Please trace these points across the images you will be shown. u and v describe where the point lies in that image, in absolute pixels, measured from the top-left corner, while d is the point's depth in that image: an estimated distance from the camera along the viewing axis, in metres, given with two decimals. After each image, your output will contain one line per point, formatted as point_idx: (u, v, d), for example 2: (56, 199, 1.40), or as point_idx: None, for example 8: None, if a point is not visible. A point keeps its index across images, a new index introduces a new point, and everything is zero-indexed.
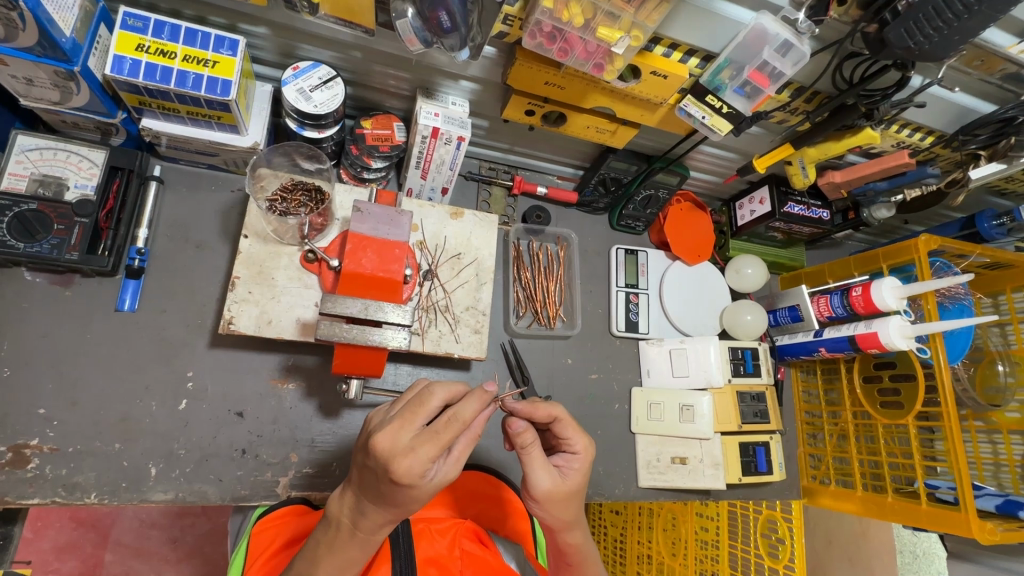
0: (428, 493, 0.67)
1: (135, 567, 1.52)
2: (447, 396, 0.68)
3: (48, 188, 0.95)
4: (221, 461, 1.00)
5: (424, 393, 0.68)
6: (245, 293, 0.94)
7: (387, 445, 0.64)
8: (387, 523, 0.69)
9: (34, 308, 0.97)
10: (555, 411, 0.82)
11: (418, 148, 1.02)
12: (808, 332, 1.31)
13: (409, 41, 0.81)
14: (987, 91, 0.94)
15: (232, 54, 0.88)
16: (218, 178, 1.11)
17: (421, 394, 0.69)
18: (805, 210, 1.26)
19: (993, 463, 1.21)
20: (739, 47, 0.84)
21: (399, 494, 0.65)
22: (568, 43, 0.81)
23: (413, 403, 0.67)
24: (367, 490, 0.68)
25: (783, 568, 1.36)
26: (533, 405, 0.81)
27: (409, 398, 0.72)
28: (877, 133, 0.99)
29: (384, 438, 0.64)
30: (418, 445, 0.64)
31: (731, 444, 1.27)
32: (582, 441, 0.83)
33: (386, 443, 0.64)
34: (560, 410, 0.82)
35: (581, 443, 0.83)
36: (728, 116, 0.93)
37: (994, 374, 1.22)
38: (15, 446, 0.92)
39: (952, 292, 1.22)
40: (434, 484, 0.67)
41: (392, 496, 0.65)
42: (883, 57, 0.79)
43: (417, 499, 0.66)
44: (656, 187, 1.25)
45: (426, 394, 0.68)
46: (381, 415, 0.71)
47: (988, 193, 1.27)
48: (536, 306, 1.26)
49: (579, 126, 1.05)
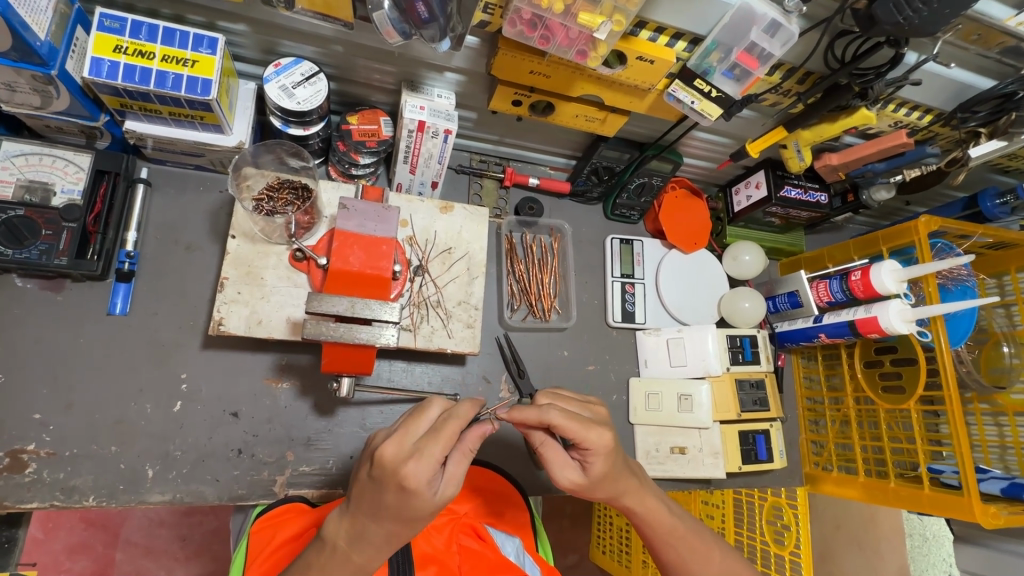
0: (432, 510, 0.68)
1: (145, 565, 1.55)
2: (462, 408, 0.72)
3: (35, 193, 0.94)
4: (217, 461, 1.00)
5: (450, 426, 0.69)
6: (234, 294, 0.93)
7: (423, 476, 0.66)
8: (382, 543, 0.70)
9: (26, 314, 0.98)
10: (548, 417, 0.76)
11: (404, 142, 1.01)
12: (808, 317, 1.29)
13: (387, 34, 0.79)
14: (985, 66, 0.92)
15: (212, 52, 0.87)
16: (206, 178, 1.11)
17: (445, 424, 0.69)
18: (802, 194, 1.24)
19: (999, 446, 1.19)
20: (726, 29, 0.82)
21: (406, 505, 0.67)
22: (549, 30, 0.79)
23: (435, 430, 0.69)
24: (372, 511, 0.69)
25: (789, 554, 1.34)
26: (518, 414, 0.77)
27: (419, 423, 0.70)
28: (873, 112, 0.97)
29: (389, 446, 0.68)
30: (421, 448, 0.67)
31: (730, 432, 1.26)
32: (599, 436, 0.76)
33: (425, 480, 0.66)
34: (565, 415, 0.75)
35: (598, 436, 0.77)
36: (718, 100, 0.91)
37: (999, 355, 1.21)
38: (13, 451, 0.93)
39: (955, 273, 1.19)
40: (443, 497, 0.68)
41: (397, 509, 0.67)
42: (874, 34, 0.75)
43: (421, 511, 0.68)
44: (649, 174, 1.23)
45: (452, 417, 0.70)
46: (391, 445, 0.67)
47: (991, 171, 1.23)
48: (531, 298, 1.26)
49: (568, 115, 1.03)
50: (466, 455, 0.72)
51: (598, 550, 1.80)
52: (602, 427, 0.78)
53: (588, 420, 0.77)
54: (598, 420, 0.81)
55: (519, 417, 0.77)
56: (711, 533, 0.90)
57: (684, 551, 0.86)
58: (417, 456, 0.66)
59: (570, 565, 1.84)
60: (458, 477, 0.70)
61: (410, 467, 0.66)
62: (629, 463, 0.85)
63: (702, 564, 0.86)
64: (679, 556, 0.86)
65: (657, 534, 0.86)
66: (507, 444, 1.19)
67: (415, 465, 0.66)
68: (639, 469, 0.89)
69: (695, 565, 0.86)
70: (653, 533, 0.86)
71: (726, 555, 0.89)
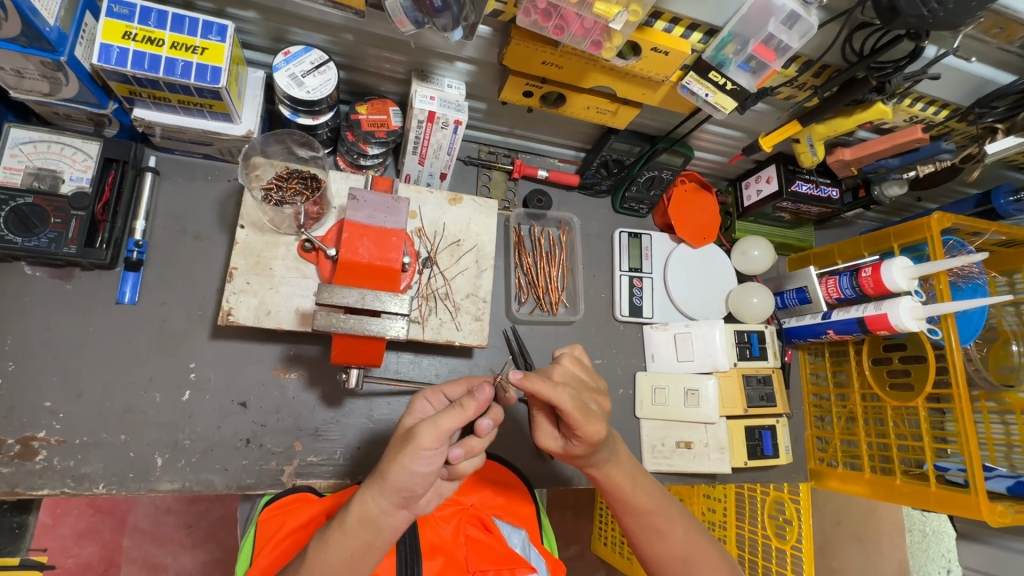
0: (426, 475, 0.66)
1: (152, 551, 1.56)
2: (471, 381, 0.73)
3: (44, 181, 0.94)
4: (225, 451, 1.01)
5: None
6: (243, 284, 0.93)
7: (410, 419, 0.68)
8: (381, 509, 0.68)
9: (35, 302, 0.98)
10: (555, 397, 0.71)
11: (414, 133, 1.00)
12: (816, 314, 1.28)
13: (399, 22, 0.78)
14: (1006, 60, 0.89)
15: (221, 39, 0.85)
16: (214, 167, 1.10)
17: None
18: (813, 189, 1.23)
19: (1007, 445, 1.17)
20: (743, 21, 0.81)
21: (395, 456, 0.67)
22: (564, 19, 0.78)
23: None
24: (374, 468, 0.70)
25: (790, 548, 1.36)
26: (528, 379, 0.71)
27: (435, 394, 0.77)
28: (889, 106, 0.95)
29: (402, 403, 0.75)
30: None
31: (737, 428, 1.25)
32: (595, 431, 0.74)
33: (410, 422, 0.68)
34: (572, 401, 0.71)
35: (595, 429, 0.74)
36: (732, 93, 0.89)
37: (1008, 353, 1.20)
38: (23, 438, 0.93)
39: (966, 271, 1.19)
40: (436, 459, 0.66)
41: (388, 463, 0.67)
42: (896, 26, 0.74)
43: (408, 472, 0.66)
44: (660, 168, 1.22)
45: None
46: (404, 403, 0.75)
47: (1005, 167, 1.22)
48: (538, 291, 1.25)
49: (579, 107, 1.02)
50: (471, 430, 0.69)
51: (600, 541, 1.81)
52: (600, 421, 0.75)
53: (593, 410, 0.75)
54: (601, 410, 0.77)
55: (530, 386, 0.71)
56: (680, 507, 0.89)
57: (641, 519, 0.86)
58: None
59: (572, 555, 1.85)
60: (458, 452, 0.68)
61: (421, 428, 0.65)
62: (609, 448, 0.82)
63: (665, 541, 0.86)
64: (640, 526, 0.87)
65: (621, 506, 0.86)
66: (513, 437, 1.19)
67: (404, 406, 0.69)
68: (618, 441, 0.85)
69: (653, 536, 0.87)
70: (619, 506, 0.86)
71: (690, 532, 0.87)
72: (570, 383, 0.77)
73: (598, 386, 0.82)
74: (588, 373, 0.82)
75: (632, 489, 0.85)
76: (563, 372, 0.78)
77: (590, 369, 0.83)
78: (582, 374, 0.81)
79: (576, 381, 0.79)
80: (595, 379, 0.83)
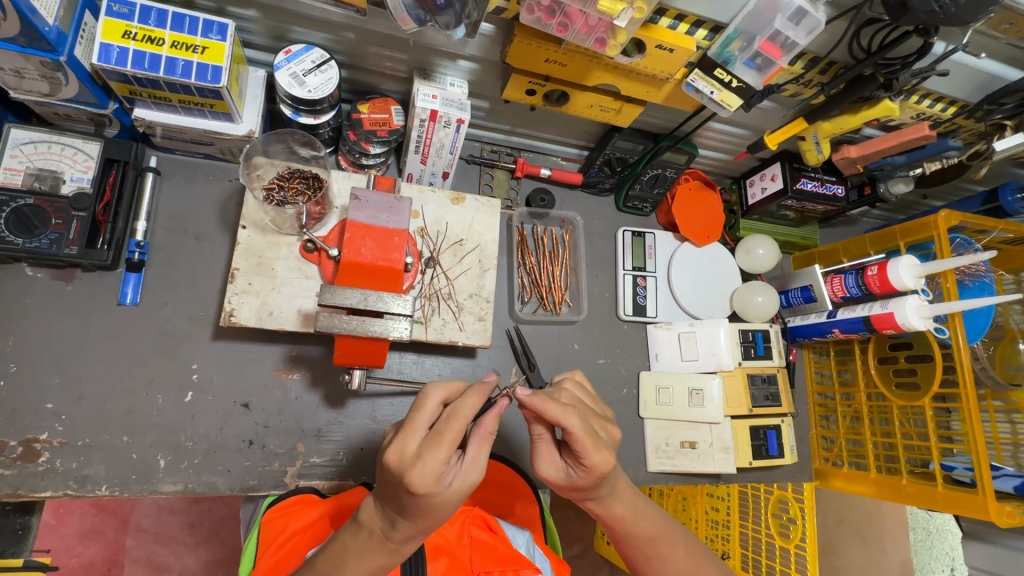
0: (453, 503, 0.67)
1: (156, 550, 1.56)
2: (471, 409, 0.67)
3: (44, 182, 0.94)
4: (227, 452, 1.00)
5: (454, 421, 0.66)
6: (245, 285, 0.92)
7: (431, 481, 0.64)
8: (417, 532, 0.69)
9: (36, 303, 0.97)
10: (565, 420, 0.71)
11: (416, 132, 0.99)
12: (821, 313, 1.27)
13: (401, 20, 0.77)
14: (1015, 56, 0.88)
15: (222, 38, 0.85)
16: (215, 167, 1.09)
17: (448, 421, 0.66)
18: (818, 186, 1.22)
19: (1013, 443, 1.15)
20: (749, 18, 0.80)
21: (427, 505, 0.66)
22: (568, 16, 0.77)
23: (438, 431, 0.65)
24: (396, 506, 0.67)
25: (794, 547, 1.35)
26: (545, 402, 0.70)
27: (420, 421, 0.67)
28: (896, 103, 0.94)
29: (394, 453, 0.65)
30: (426, 451, 0.64)
31: (741, 428, 1.24)
32: (602, 460, 0.73)
33: (431, 482, 0.63)
34: (583, 427, 0.71)
35: (603, 458, 0.73)
36: (738, 91, 0.89)
37: (1015, 352, 1.19)
38: (26, 440, 0.93)
39: (974, 269, 1.18)
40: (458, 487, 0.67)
41: (421, 508, 0.66)
42: (905, 22, 0.73)
43: (443, 507, 0.67)
44: (664, 166, 1.21)
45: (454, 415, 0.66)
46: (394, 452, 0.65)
47: (1012, 164, 1.21)
48: (541, 291, 1.24)
49: (582, 105, 1.01)
50: (483, 437, 0.70)
51: (603, 540, 1.81)
52: (609, 450, 0.74)
53: (601, 438, 0.75)
54: (608, 440, 0.77)
55: (536, 405, 0.71)
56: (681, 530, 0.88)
57: (641, 549, 0.86)
58: (419, 462, 0.64)
59: (575, 555, 1.85)
60: (477, 463, 0.69)
61: (417, 474, 0.63)
62: (611, 481, 0.81)
63: (666, 566, 0.85)
64: (642, 555, 0.86)
65: (620, 536, 0.86)
66: (516, 437, 1.18)
67: (418, 471, 0.63)
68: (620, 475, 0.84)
69: (655, 562, 0.86)
70: (619, 535, 0.86)
71: (693, 549, 0.87)
72: (577, 407, 0.76)
73: (602, 413, 0.81)
74: (592, 400, 0.82)
75: (631, 520, 0.84)
76: (571, 397, 0.77)
77: (594, 396, 0.83)
78: (584, 398, 0.81)
79: (581, 405, 0.78)
80: (599, 406, 0.82)
